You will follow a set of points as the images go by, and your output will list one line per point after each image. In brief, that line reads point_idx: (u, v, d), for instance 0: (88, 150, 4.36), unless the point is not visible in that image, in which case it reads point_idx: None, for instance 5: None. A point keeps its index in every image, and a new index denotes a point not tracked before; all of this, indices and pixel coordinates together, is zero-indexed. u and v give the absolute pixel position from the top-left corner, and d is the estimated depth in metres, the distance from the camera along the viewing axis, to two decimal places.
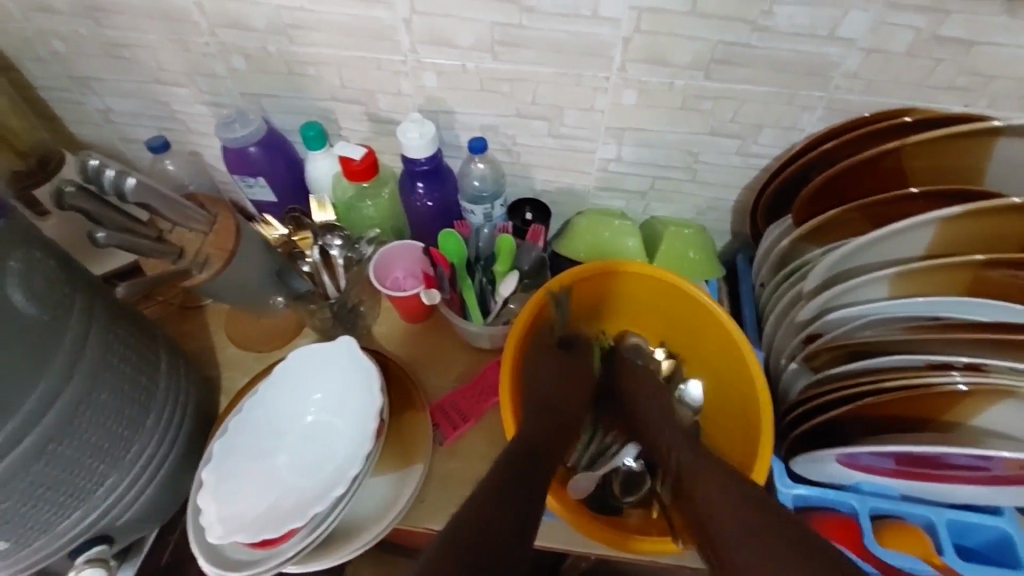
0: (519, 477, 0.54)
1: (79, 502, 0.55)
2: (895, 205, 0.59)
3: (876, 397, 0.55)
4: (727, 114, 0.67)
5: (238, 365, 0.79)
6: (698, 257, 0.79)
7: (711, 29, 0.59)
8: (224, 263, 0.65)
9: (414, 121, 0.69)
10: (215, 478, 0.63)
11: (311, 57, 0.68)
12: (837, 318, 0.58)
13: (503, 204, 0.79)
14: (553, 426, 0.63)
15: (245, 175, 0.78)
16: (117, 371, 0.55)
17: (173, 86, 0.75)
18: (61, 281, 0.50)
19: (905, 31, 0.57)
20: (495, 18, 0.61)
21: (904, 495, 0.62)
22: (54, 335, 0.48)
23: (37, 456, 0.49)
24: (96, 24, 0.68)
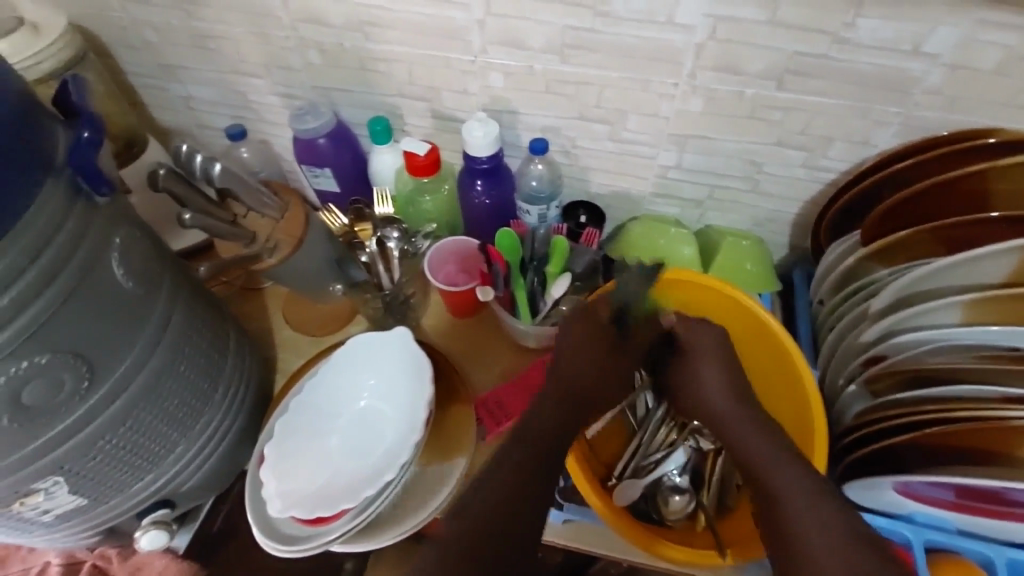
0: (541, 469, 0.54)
1: (151, 467, 0.59)
2: (974, 230, 0.57)
3: (941, 427, 0.53)
4: (797, 125, 0.66)
5: (294, 347, 0.82)
6: (755, 270, 0.78)
7: (788, 39, 0.58)
8: (292, 249, 0.68)
9: (479, 120, 0.71)
10: (275, 455, 0.66)
11: (383, 54, 0.70)
12: (904, 342, 0.57)
13: (558, 206, 0.81)
14: (582, 414, 0.62)
15: (312, 165, 0.80)
16: (193, 347, 0.58)
17: (250, 77, 0.78)
18: (153, 260, 0.53)
19: (996, 49, 0.55)
20: (568, 22, 0.62)
21: (961, 529, 0.60)
22: (145, 309, 0.52)
23: (121, 419, 0.52)
24: (187, 15, 0.72)
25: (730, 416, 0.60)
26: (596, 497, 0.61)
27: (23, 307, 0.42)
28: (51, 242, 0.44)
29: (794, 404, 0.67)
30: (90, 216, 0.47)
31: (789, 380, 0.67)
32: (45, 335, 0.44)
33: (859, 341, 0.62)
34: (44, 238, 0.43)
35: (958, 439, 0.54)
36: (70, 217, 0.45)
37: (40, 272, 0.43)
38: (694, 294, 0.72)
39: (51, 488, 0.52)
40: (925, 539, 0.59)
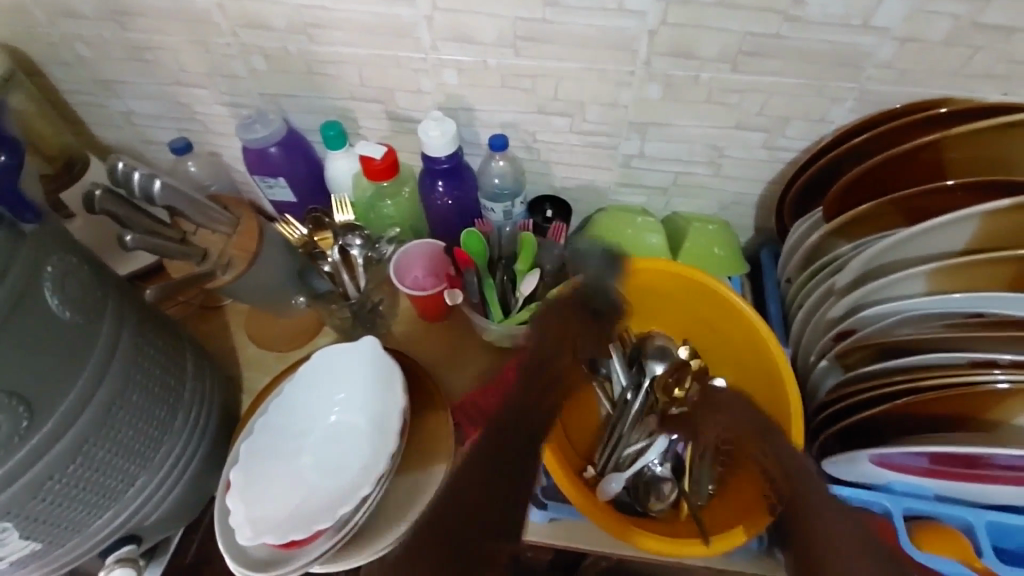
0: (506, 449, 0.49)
1: (111, 502, 0.56)
2: (929, 198, 0.57)
3: (913, 396, 0.54)
4: (754, 107, 0.66)
5: (258, 364, 0.79)
6: (724, 254, 0.77)
7: (740, 20, 0.58)
8: (247, 264, 0.65)
9: (435, 120, 0.69)
10: (242, 479, 0.63)
11: (330, 56, 0.68)
12: (871, 315, 0.57)
13: (523, 201, 0.79)
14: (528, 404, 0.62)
15: (266, 175, 0.78)
16: (146, 374, 0.55)
17: (193, 87, 0.75)
18: (95, 287, 0.50)
19: (944, 19, 0.55)
20: (517, 13, 0.60)
21: (938, 495, 0.61)
22: (87, 339, 0.49)
23: (72, 455, 0.49)
24: (122, 28, 0.69)
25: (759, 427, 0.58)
26: (578, 498, 0.60)
27: None
28: None
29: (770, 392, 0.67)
30: (16, 245, 0.44)
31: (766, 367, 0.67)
32: None
33: (828, 317, 0.62)
34: None
35: (930, 407, 0.55)
36: None
37: None
38: (664, 283, 0.72)
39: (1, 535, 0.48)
40: (905, 508, 0.60)
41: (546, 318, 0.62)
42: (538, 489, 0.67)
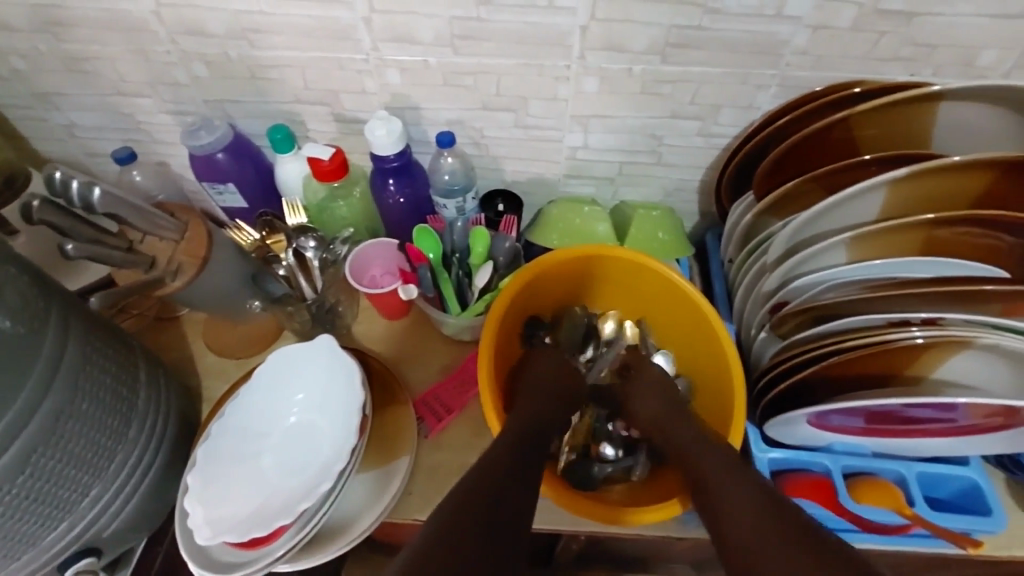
0: (516, 462, 0.56)
1: (64, 514, 0.55)
2: (844, 175, 0.62)
3: (840, 356, 0.57)
4: (686, 96, 0.69)
5: (217, 372, 0.79)
6: (667, 238, 0.81)
7: (665, 14, 0.61)
8: (197, 270, 0.65)
9: (380, 119, 0.70)
10: (200, 483, 0.63)
11: (273, 60, 0.68)
12: (801, 285, 0.61)
13: (474, 197, 0.80)
14: (484, 397, 0.64)
15: (215, 182, 0.78)
16: (96, 382, 0.55)
17: (135, 97, 0.75)
18: (36, 297, 0.50)
19: (849, 7, 0.59)
20: (454, 13, 0.62)
21: (875, 452, 0.65)
22: (30, 349, 0.49)
23: (21, 466, 0.49)
24: (56, 38, 0.68)
25: (671, 424, 0.64)
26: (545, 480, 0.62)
27: None
28: None
29: (719, 367, 0.70)
30: None
31: (712, 342, 0.70)
32: None
33: (763, 291, 0.66)
34: None
35: (857, 367, 0.59)
36: None
37: None
38: (615, 264, 0.74)
39: None
40: (844, 466, 0.64)
41: (538, 361, 0.73)
42: None
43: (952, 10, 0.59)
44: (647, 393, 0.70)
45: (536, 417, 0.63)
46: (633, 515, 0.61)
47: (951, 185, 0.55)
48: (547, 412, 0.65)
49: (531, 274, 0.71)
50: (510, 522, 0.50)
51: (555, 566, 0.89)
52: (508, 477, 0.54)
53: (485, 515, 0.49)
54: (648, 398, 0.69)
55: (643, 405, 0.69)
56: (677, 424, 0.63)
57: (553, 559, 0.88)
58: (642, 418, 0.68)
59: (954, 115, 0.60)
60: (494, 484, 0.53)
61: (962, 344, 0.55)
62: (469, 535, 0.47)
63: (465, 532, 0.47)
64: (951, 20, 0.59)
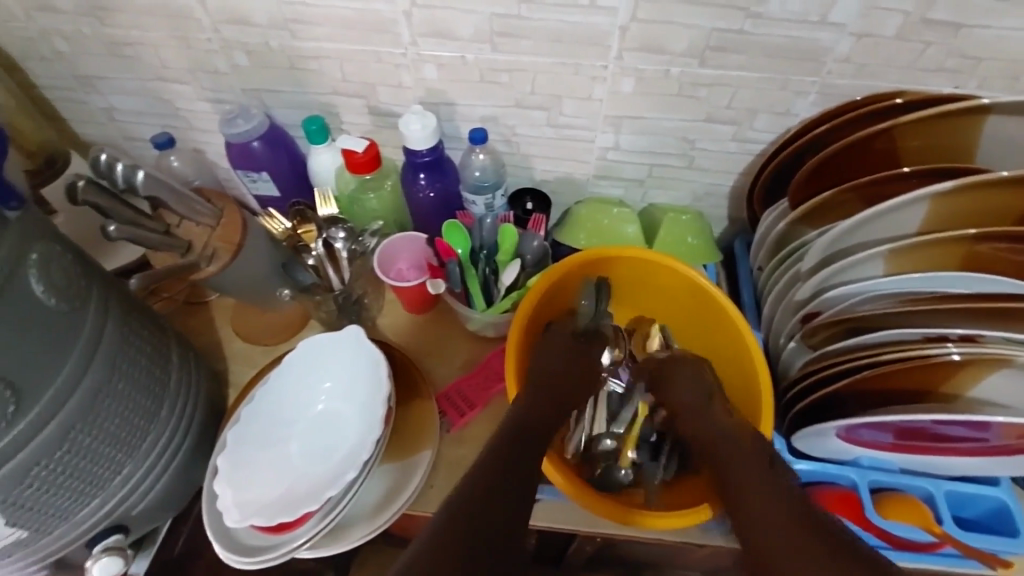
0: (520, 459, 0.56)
1: (97, 491, 0.57)
2: (885, 186, 0.61)
3: (873, 370, 0.57)
4: (723, 100, 0.69)
5: (244, 359, 0.80)
6: (696, 242, 0.80)
7: (706, 17, 0.61)
8: (232, 256, 0.66)
9: (415, 113, 0.71)
10: (229, 467, 0.64)
11: (313, 51, 0.69)
12: (835, 296, 0.60)
13: (503, 194, 0.81)
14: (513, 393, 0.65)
15: (249, 170, 0.79)
16: (132, 363, 0.56)
17: (175, 83, 0.76)
18: (79, 276, 0.51)
19: (895, 16, 0.59)
20: (494, 10, 0.62)
21: (903, 469, 0.64)
22: (72, 326, 0.50)
23: (59, 441, 0.50)
24: (100, 22, 0.69)
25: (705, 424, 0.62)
26: (565, 480, 0.62)
27: None
28: None
29: (744, 374, 0.70)
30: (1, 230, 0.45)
31: (738, 349, 0.70)
32: None
33: (795, 300, 0.66)
34: None
35: (889, 381, 0.59)
36: None
37: None
38: (641, 267, 0.74)
39: None
40: (870, 480, 0.64)
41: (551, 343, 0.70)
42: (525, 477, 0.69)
43: (1001, 23, 0.58)
44: (681, 380, 0.67)
45: (539, 412, 0.62)
46: (645, 518, 0.61)
47: (997, 201, 0.54)
48: (553, 405, 0.64)
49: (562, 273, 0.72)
50: (513, 521, 0.51)
51: (567, 567, 0.89)
52: (506, 479, 0.54)
53: (483, 518, 0.49)
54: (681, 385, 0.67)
55: (679, 392, 0.66)
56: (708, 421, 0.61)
57: (564, 560, 0.88)
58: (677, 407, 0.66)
59: (999, 130, 0.59)
60: (497, 482, 0.53)
61: (999, 363, 0.54)
62: (467, 543, 0.47)
63: (464, 536, 0.47)
64: (1000, 33, 0.58)
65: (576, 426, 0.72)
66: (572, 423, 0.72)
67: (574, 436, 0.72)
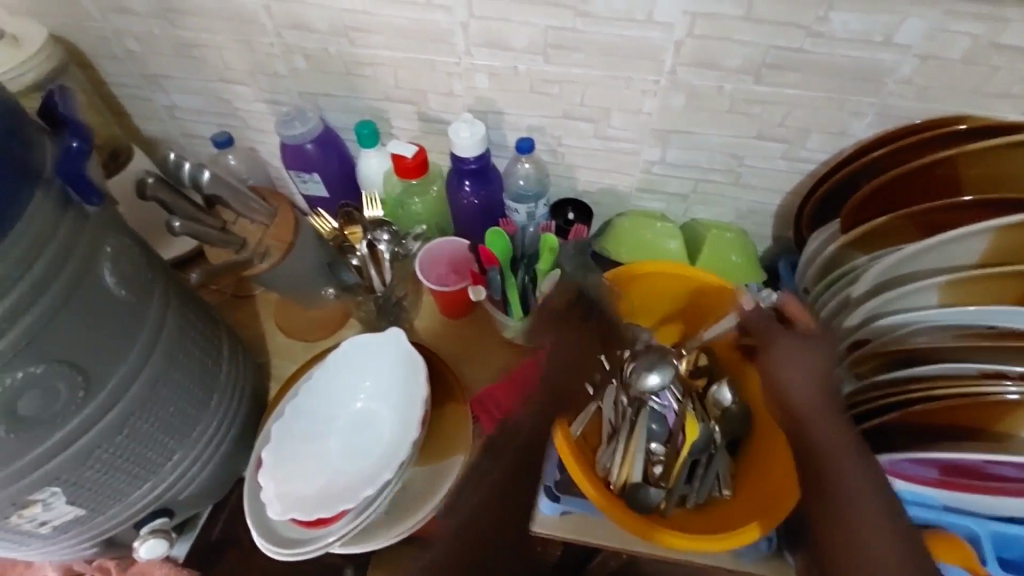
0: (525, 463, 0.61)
1: (148, 475, 0.59)
2: (945, 214, 0.59)
3: (924, 404, 0.56)
4: (775, 118, 0.68)
5: (287, 353, 0.82)
6: (740, 260, 0.80)
7: (763, 35, 0.60)
8: (283, 255, 0.69)
9: (465, 121, 0.72)
10: (272, 459, 0.66)
11: (369, 58, 0.71)
12: (886, 325, 0.60)
13: (546, 203, 0.82)
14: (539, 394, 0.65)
15: (300, 170, 0.81)
16: (189, 355, 0.59)
17: (234, 84, 0.79)
18: (146, 269, 0.54)
19: (964, 38, 0.57)
20: (549, 22, 0.63)
21: (945, 505, 0.61)
22: (138, 318, 0.52)
23: (119, 426, 0.53)
24: (171, 25, 0.72)
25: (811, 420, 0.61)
26: (598, 494, 0.62)
27: (17, 317, 0.43)
28: (38, 254, 0.44)
29: None
30: (81, 226, 0.47)
31: None
32: (40, 344, 0.44)
33: (843, 326, 0.65)
34: (35, 246, 0.43)
35: (939, 416, 0.57)
36: (62, 223, 0.45)
37: (31, 282, 0.43)
38: (680, 286, 0.74)
39: (50, 498, 0.52)
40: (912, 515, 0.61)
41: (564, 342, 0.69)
42: (549, 482, 0.69)
43: None
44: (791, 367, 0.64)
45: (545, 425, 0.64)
46: (666, 535, 0.61)
47: None
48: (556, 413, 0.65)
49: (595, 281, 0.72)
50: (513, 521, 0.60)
51: None
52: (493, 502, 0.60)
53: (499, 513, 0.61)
54: (791, 373, 0.63)
55: (790, 382, 0.63)
56: (815, 418, 0.61)
57: None
58: (789, 391, 0.63)
59: None
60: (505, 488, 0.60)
61: None
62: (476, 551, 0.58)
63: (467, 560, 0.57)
64: None
65: (610, 442, 0.72)
66: (605, 437, 0.72)
67: (603, 452, 0.71)
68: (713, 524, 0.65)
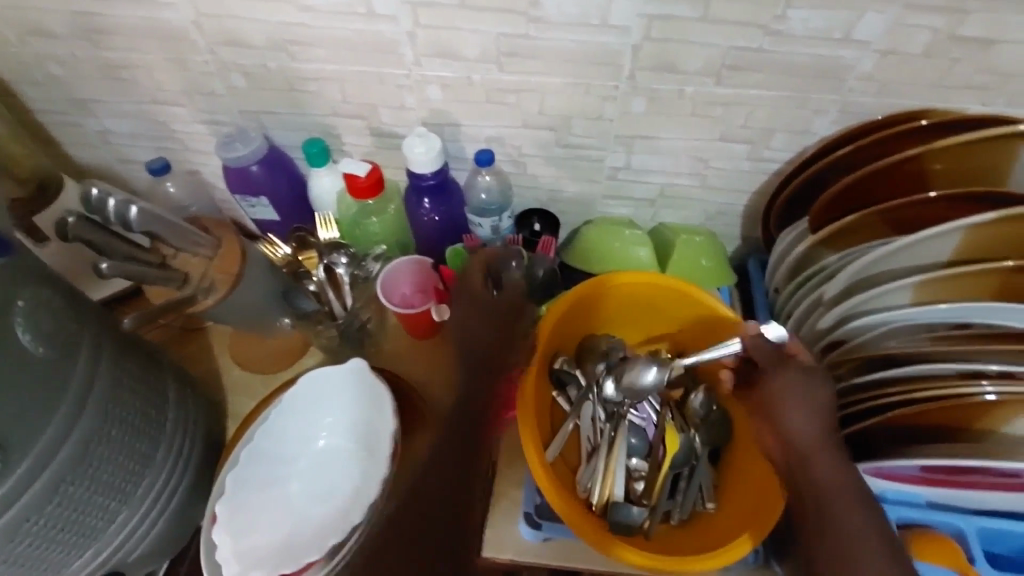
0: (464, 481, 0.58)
1: (91, 541, 0.54)
2: (914, 211, 0.58)
3: (906, 408, 0.54)
4: (738, 119, 0.66)
5: (244, 388, 0.77)
6: (711, 264, 0.78)
7: (723, 35, 0.58)
8: (230, 287, 0.64)
9: (420, 135, 0.68)
10: (226, 513, 0.60)
11: (313, 73, 0.67)
12: (861, 327, 0.59)
13: (510, 216, 0.78)
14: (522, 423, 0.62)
15: (248, 194, 0.76)
16: (126, 406, 0.54)
17: (170, 105, 0.73)
18: (70, 320, 0.49)
19: (922, 32, 0.56)
20: (501, 29, 0.60)
21: (930, 502, 0.61)
22: (62, 374, 0.47)
23: (48, 496, 0.48)
24: (94, 46, 0.67)
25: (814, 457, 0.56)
26: (574, 521, 0.59)
27: None
28: None
29: None
30: None
31: None
32: None
33: (818, 329, 0.64)
34: None
35: (918, 419, 0.56)
36: None
37: None
38: (654, 293, 0.72)
39: None
40: (900, 517, 0.60)
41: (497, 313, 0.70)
42: (529, 509, 0.66)
43: None
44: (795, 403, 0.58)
45: (468, 438, 0.59)
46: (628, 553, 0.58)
47: None
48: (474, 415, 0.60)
49: (570, 295, 0.69)
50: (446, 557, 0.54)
51: None
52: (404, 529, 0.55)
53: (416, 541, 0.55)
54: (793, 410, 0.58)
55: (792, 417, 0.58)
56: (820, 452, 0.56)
57: None
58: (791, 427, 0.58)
59: None
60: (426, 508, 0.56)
61: None
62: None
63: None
64: None
65: (589, 462, 0.70)
66: (584, 456, 0.70)
67: (582, 471, 0.69)
68: (695, 542, 0.64)
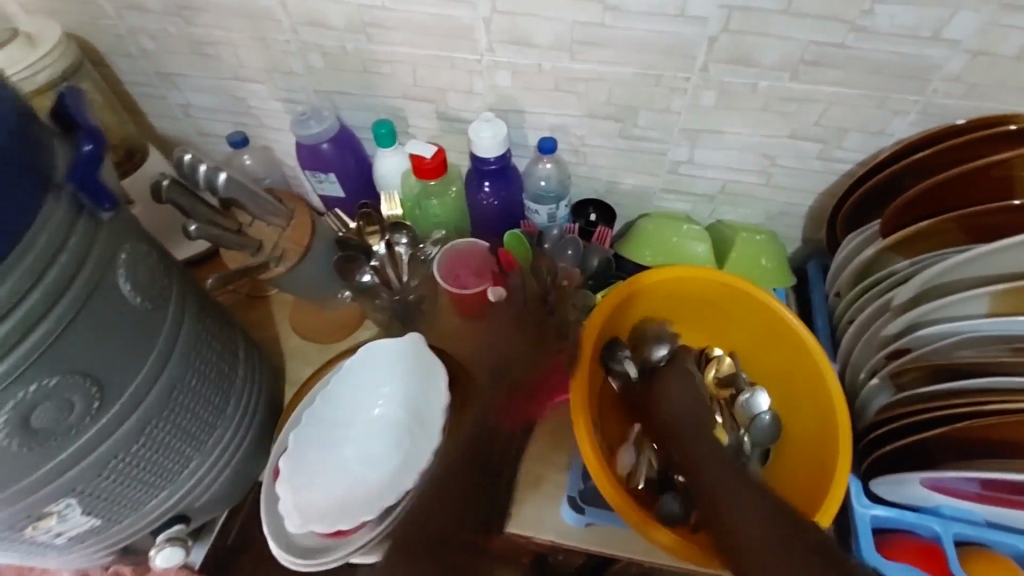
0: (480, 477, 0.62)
1: (165, 483, 0.58)
2: (993, 219, 0.56)
3: (971, 421, 0.53)
4: (812, 117, 0.65)
5: (301, 355, 0.81)
6: (770, 265, 0.77)
7: (804, 29, 0.57)
8: (299, 257, 0.70)
9: (486, 121, 0.70)
10: (290, 469, 0.65)
11: (386, 55, 0.69)
12: (927, 336, 0.57)
13: (567, 205, 0.79)
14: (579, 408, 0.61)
15: (316, 170, 0.79)
16: (204, 360, 0.58)
17: (251, 82, 0.77)
18: (162, 276, 0.52)
19: (1018, 32, 0.54)
20: (576, 17, 0.60)
21: (991, 522, 0.59)
22: (153, 324, 0.51)
23: (135, 436, 0.52)
24: (185, 22, 0.71)
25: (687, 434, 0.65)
26: (611, 491, 0.59)
27: (34, 322, 0.42)
28: (52, 263, 0.42)
29: (818, 404, 0.66)
30: (94, 232, 0.46)
31: (809, 373, 0.67)
32: (53, 354, 0.43)
33: (882, 335, 0.62)
34: (45, 258, 0.42)
35: (985, 434, 0.54)
36: (77, 231, 0.44)
37: (47, 287, 0.42)
38: (704, 289, 0.71)
39: (65, 509, 0.51)
40: (954, 533, 0.59)
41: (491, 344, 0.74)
42: (572, 493, 0.66)
43: None
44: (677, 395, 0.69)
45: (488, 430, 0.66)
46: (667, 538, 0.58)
47: None
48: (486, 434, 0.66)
49: (643, 283, 0.70)
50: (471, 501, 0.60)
51: None
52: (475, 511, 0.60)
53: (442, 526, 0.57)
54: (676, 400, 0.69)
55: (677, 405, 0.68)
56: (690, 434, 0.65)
57: None
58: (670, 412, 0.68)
59: None
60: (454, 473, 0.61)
61: None
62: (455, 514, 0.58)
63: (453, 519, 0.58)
64: None
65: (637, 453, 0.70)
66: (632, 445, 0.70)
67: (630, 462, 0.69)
68: None
